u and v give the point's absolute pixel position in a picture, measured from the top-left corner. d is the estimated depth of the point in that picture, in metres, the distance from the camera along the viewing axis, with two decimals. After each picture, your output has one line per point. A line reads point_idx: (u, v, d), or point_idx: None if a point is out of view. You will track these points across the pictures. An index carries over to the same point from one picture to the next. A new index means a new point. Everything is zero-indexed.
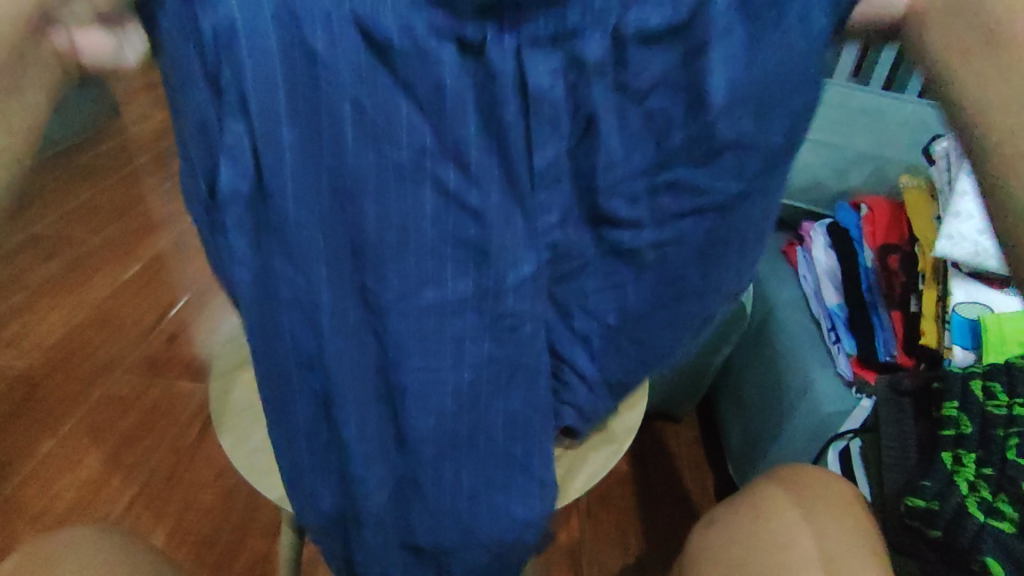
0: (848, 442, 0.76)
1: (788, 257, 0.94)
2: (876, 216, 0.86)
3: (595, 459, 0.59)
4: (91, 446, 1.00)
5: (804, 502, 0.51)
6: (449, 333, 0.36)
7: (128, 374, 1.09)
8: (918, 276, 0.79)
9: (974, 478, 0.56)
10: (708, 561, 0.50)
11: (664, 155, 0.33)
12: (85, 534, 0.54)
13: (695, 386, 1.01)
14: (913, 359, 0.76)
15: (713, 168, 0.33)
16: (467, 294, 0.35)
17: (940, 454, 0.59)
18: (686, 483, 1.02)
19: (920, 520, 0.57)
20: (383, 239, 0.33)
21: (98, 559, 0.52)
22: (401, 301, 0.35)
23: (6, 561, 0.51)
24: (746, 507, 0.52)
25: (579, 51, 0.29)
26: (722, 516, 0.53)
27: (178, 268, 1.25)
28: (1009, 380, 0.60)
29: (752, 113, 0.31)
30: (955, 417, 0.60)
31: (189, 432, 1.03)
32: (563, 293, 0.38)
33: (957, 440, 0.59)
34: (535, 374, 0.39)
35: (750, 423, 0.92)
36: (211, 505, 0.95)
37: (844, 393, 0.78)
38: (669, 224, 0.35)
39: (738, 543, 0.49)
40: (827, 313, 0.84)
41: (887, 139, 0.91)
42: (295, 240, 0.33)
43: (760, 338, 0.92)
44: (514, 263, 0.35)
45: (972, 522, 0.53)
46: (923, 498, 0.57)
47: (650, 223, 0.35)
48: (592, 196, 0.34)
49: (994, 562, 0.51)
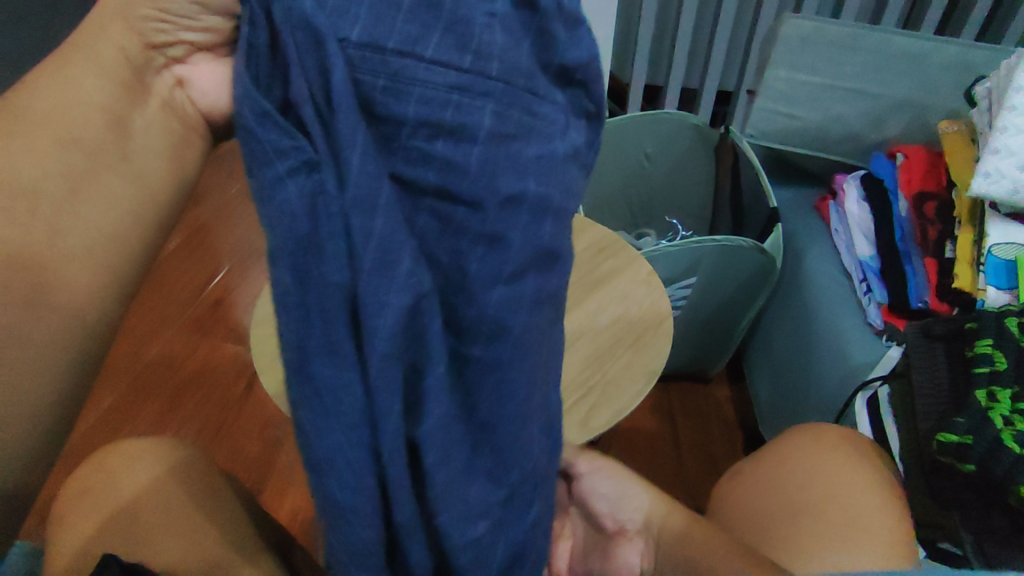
0: (876, 389, 0.71)
1: (820, 211, 0.95)
2: (912, 163, 0.84)
3: (619, 398, 0.64)
4: (145, 401, 1.08)
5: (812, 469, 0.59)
6: (330, 448, 0.30)
7: (177, 335, 1.16)
8: (955, 222, 0.76)
9: (1011, 413, 0.52)
10: (753, 484, 0.61)
11: (496, 341, 0.33)
12: (153, 483, 0.61)
13: (723, 345, 1.02)
14: (947, 303, 0.73)
15: (543, 261, 0.34)
16: (338, 427, 0.30)
17: (973, 393, 0.55)
18: (713, 440, 1.04)
19: (952, 456, 0.54)
20: (337, 408, 0.30)
21: (177, 505, 0.59)
22: (322, 413, 0.31)
23: (92, 521, 0.58)
24: (768, 461, 0.62)
25: (511, 235, 0.33)
26: (749, 473, 0.62)
27: (223, 237, 1.31)
28: None
29: (551, 308, 0.36)
30: (989, 355, 0.55)
31: (235, 389, 1.09)
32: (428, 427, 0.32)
33: (991, 378, 0.54)
34: (385, 476, 0.31)
35: (778, 374, 0.91)
36: (256, 456, 1.01)
37: (873, 341, 0.76)
38: (524, 258, 0.33)
39: (784, 487, 0.58)
40: (859, 264, 0.82)
41: (931, 86, 0.90)
42: (320, 449, 0.31)
43: (790, 294, 0.92)
44: (343, 407, 0.30)
45: (1008, 454, 0.50)
46: (956, 431, 0.53)
47: (529, 242, 0.33)
48: (465, 303, 0.33)
49: None
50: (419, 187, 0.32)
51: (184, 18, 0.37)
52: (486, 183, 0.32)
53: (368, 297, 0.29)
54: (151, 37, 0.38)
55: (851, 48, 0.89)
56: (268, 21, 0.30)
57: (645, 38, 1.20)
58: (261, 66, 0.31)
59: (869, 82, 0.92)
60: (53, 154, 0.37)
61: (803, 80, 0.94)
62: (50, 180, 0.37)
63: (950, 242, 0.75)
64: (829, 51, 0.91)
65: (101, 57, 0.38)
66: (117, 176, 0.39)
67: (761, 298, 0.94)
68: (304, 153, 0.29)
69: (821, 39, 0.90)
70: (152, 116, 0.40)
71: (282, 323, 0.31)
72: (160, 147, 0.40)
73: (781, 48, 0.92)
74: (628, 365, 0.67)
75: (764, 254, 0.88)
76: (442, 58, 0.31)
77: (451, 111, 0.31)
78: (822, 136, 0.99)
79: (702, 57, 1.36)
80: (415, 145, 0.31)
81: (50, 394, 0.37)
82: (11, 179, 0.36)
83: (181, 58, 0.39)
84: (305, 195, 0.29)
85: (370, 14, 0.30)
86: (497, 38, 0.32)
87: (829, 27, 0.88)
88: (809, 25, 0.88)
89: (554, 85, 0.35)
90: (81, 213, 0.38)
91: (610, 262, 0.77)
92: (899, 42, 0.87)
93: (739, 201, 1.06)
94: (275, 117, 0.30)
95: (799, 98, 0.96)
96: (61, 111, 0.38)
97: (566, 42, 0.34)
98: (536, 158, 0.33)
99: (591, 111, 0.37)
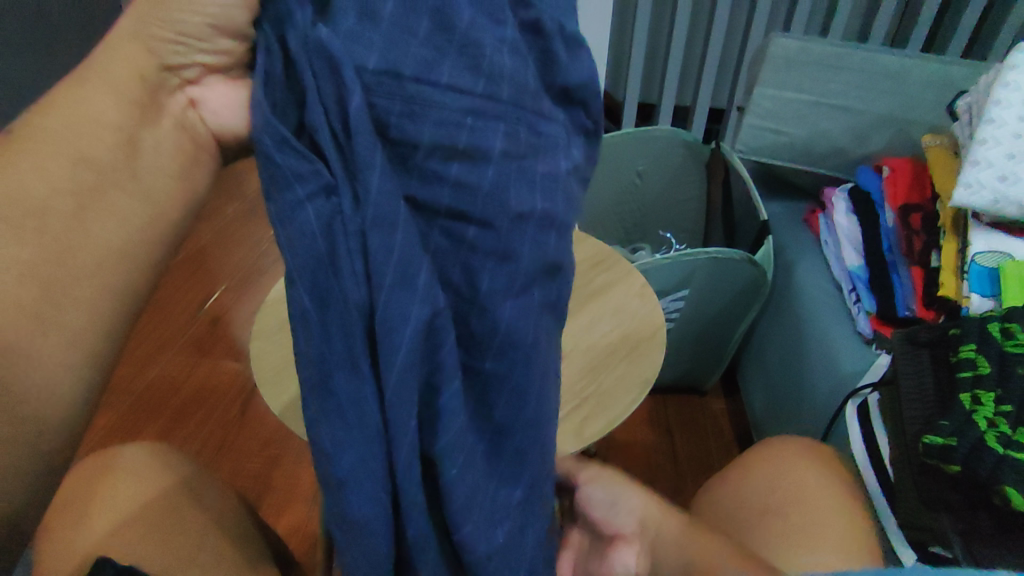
0: (866, 396, 0.72)
1: (809, 224, 0.97)
2: (898, 177, 0.86)
3: (612, 408, 0.65)
4: (145, 421, 1.07)
5: (788, 471, 0.60)
6: (348, 459, 0.32)
7: (177, 354, 1.16)
8: (939, 232, 0.78)
9: (994, 414, 0.53)
10: (735, 489, 0.62)
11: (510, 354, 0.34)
12: (149, 509, 0.60)
13: (718, 357, 1.03)
14: (934, 311, 0.74)
15: (551, 282, 0.36)
16: (356, 440, 0.32)
17: (959, 396, 0.56)
18: (710, 453, 1.04)
19: (938, 457, 0.54)
20: (357, 420, 0.32)
21: (176, 529, 0.59)
22: (340, 429, 0.32)
23: (84, 548, 0.57)
24: (744, 466, 0.63)
25: (517, 255, 0.34)
26: (729, 479, 0.63)
27: (221, 257, 1.33)
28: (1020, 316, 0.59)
29: (556, 322, 0.38)
30: (973, 359, 0.57)
31: (235, 406, 1.09)
32: (449, 431, 0.34)
33: (975, 381, 0.56)
34: (404, 487, 0.33)
35: (772, 384, 0.92)
36: (256, 472, 1.01)
37: (863, 350, 0.77)
38: (529, 283, 0.35)
39: (764, 490, 0.60)
40: (848, 275, 0.84)
41: (911, 101, 0.92)
42: (337, 461, 0.32)
43: (781, 306, 0.93)
44: (360, 420, 0.32)
45: (991, 454, 0.51)
46: (942, 435, 0.54)
47: (536, 265, 0.35)
48: (474, 321, 0.34)
49: (1015, 492, 0.49)
50: (433, 208, 0.33)
51: (199, 40, 0.38)
52: (497, 203, 0.33)
53: (391, 313, 0.31)
54: (166, 59, 0.39)
55: (836, 65, 0.93)
56: (282, 50, 0.32)
57: (638, 58, 1.23)
58: (277, 93, 0.32)
59: (855, 98, 0.94)
60: (65, 172, 0.38)
61: (789, 97, 0.97)
62: (58, 198, 0.38)
63: (936, 252, 0.77)
64: (814, 70, 0.94)
65: (113, 76, 0.39)
66: (126, 194, 0.40)
67: (754, 311, 0.96)
68: (322, 178, 0.31)
69: (808, 56, 0.93)
70: (164, 135, 0.41)
71: (300, 338, 0.33)
72: (174, 166, 0.42)
73: (769, 67, 0.95)
74: (624, 376, 0.68)
75: (755, 266, 0.90)
76: (455, 84, 0.32)
77: (465, 133, 0.32)
78: (808, 151, 1.01)
79: (694, 74, 1.38)
80: (429, 167, 0.32)
81: (57, 411, 0.38)
82: (23, 196, 0.38)
83: (194, 80, 0.40)
84: (323, 218, 0.31)
85: (384, 41, 0.31)
86: (506, 61, 0.33)
87: (814, 46, 0.92)
88: (793, 44, 0.92)
89: (556, 105, 0.36)
90: (91, 230, 0.39)
91: (608, 280, 0.78)
92: (882, 60, 0.91)
93: (730, 215, 1.08)
94: (293, 143, 0.31)
95: (787, 115, 0.98)
96: (71, 129, 0.38)
97: (567, 62, 0.35)
98: (543, 174, 0.34)
99: (589, 128, 0.39)
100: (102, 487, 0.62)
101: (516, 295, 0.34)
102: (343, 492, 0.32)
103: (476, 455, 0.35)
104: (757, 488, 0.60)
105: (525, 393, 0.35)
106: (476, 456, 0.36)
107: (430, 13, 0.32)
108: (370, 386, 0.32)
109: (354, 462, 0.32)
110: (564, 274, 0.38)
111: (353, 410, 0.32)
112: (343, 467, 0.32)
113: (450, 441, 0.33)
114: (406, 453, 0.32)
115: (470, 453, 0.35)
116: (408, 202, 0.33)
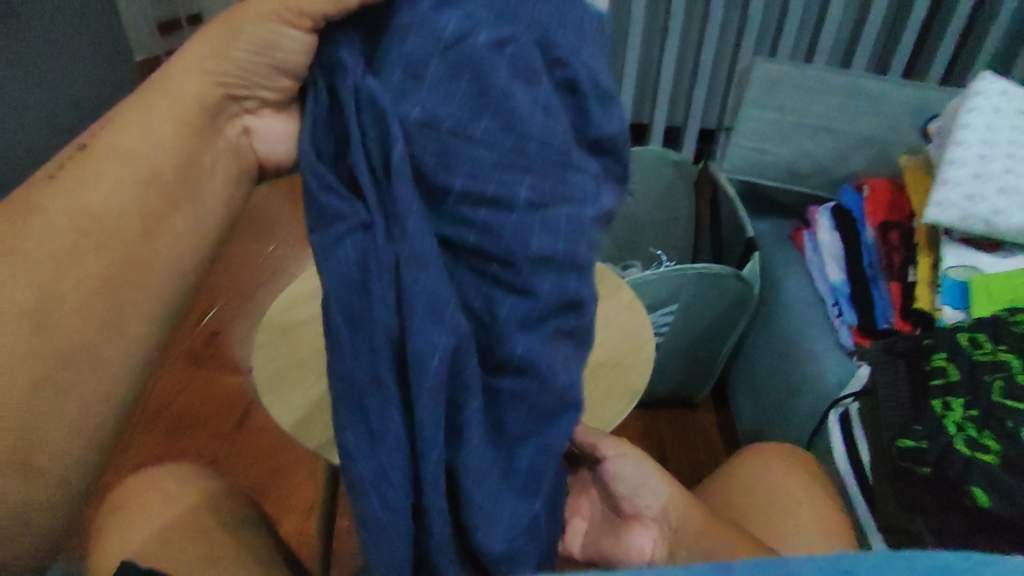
0: (847, 406, 0.75)
1: (795, 241, 1.00)
2: (877, 196, 0.89)
3: (605, 416, 0.68)
4: (143, 432, 1.08)
5: (771, 463, 0.65)
6: (372, 470, 0.35)
7: (174, 366, 1.17)
8: (916, 249, 0.81)
9: (962, 419, 0.57)
10: (729, 480, 0.66)
11: (521, 365, 0.38)
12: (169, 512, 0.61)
13: (707, 371, 1.05)
14: (910, 324, 0.77)
15: (569, 316, 0.39)
16: (385, 450, 0.35)
17: (930, 402, 0.60)
18: (701, 465, 1.06)
19: (910, 459, 0.59)
20: (382, 434, 0.35)
21: (190, 528, 0.60)
22: (368, 444, 0.35)
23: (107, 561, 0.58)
24: (734, 462, 0.67)
25: (535, 292, 0.37)
26: (728, 470, 0.67)
27: (215, 273, 1.34)
28: (994, 332, 0.62)
29: (572, 343, 0.40)
30: (943, 367, 0.61)
31: (231, 418, 1.10)
32: (467, 448, 0.36)
33: (946, 388, 0.60)
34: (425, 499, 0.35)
35: (759, 398, 0.95)
36: (251, 483, 1.02)
37: (844, 361, 0.80)
38: (539, 322, 0.38)
39: (749, 483, 0.64)
40: (832, 290, 0.87)
41: (893, 123, 0.97)
42: (363, 470, 0.35)
43: (767, 320, 0.95)
44: (388, 437, 0.35)
45: (958, 457, 0.56)
46: (913, 438, 0.59)
47: (553, 300, 0.37)
48: (492, 338, 0.38)
49: (979, 490, 0.54)
50: (460, 245, 0.37)
51: (262, 78, 0.42)
52: (521, 244, 0.36)
53: (418, 342, 0.34)
54: (230, 89, 0.43)
55: (817, 87, 0.96)
56: (330, 96, 0.37)
57: (631, 81, 1.27)
58: (324, 140, 0.37)
59: (837, 119, 0.99)
60: (132, 190, 0.43)
61: (770, 118, 1.01)
62: (128, 215, 0.43)
63: (913, 268, 0.81)
64: (797, 92, 0.98)
65: (178, 102, 0.42)
66: (184, 215, 0.45)
67: (742, 324, 0.98)
68: (360, 217, 0.35)
69: (791, 78, 0.96)
70: (217, 155, 0.45)
71: (331, 358, 0.36)
72: (223, 185, 0.46)
73: (752, 89, 0.99)
74: (612, 385, 0.70)
75: (744, 282, 0.93)
76: (489, 139, 0.35)
77: (494, 185, 0.35)
78: (794, 170, 1.05)
79: (684, 96, 1.43)
80: (458, 212, 0.36)
81: (116, 396, 0.43)
82: (99, 212, 0.42)
83: (252, 109, 0.45)
84: (360, 250, 0.35)
85: (427, 96, 0.35)
86: (539, 120, 0.36)
87: (798, 69, 0.95)
88: (775, 67, 0.96)
89: (588, 154, 0.40)
90: (157, 246, 0.44)
91: (615, 291, 0.80)
92: (863, 83, 0.95)
93: (719, 232, 1.11)
94: (337, 188, 0.36)
95: (770, 135, 1.02)
96: (138, 150, 0.43)
97: (601, 118, 0.39)
98: (577, 221, 0.37)
99: (616, 173, 0.42)
100: (129, 496, 0.64)
101: (536, 320, 0.38)
102: (368, 500, 0.35)
103: (494, 466, 0.38)
104: (745, 478, 0.65)
105: (536, 407, 0.39)
106: (494, 467, 0.38)
107: (467, 72, 0.35)
108: (396, 404, 0.35)
109: (380, 471, 0.35)
110: (586, 308, 0.40)
111: (378, 427, 0.35)
112: (367, 477, 0.35)
113: (467, 456, 0.36)
114: (429, 466, 0.34)
115: (490, 471, 0.37)
116: (442, 241, 0.37)
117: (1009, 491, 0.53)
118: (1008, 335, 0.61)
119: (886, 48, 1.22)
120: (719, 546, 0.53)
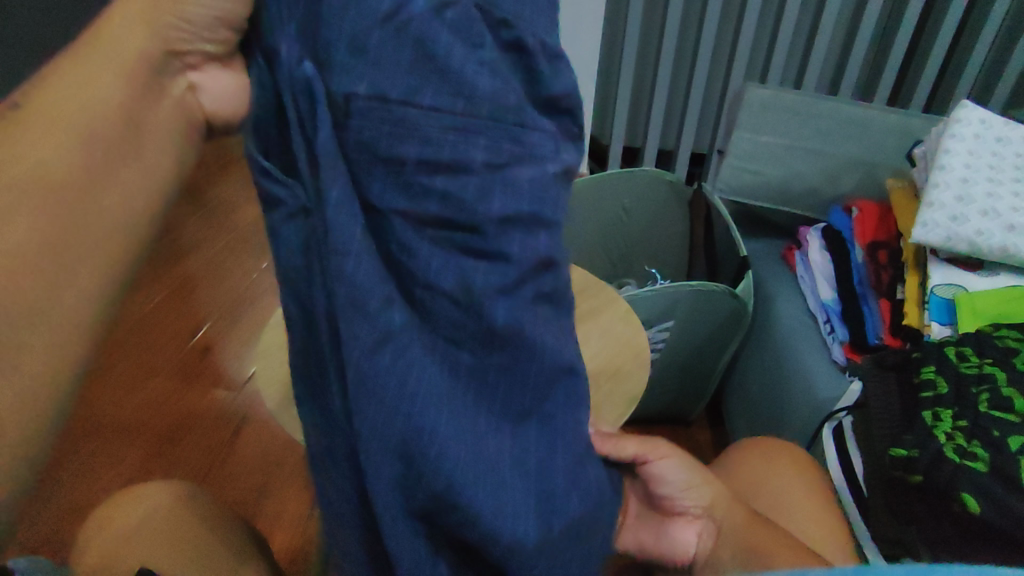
0: (840, 419, 0.78)
1: (787, 259, 1.02)
2: (866, 216, 0.93)
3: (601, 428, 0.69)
4: (131, 444, 1.08)
5: (773, 458, 0.69)
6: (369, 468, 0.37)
7: (164, 380, 1.17)
8: (904, 267, 0.84)
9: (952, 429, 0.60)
10: (731, 471, 0.70)
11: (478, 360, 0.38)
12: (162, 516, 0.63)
13: (701, 387, 1.07)
14: (900, 339, 0.80)
15: (545, 310, 0.39)
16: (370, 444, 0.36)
17: (920, 414, 0.62)
18: None
19: (902, 468, 0.61)
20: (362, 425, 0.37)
21: (185, 536, 0.61)
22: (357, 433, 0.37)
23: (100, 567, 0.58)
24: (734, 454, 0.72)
25: (505, 254, 0.37)
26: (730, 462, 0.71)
27: (208, 288, 1.35)
28: (976, 343, 0.65)
29: (550, 317, 0.40)
30: (932, 379, 0.64)
31: (222, 432, 1.10)
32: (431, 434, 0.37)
33: (935, 400, 0.62)
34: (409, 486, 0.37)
35: (754, 416, 0.96)
36: (240, 496, 1.02)
37: (837, 376, 0.82)
38: (512, 288, 0.37)
39: (753, 475, 0.68)
40: (822, 306, 0.89)
41: (879, 145, 1.00)
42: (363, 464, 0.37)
43: (760, 338, 0.97)
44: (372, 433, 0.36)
45: (948, 464, 0.58)
46: (904, 448, 0.61)
47: (517, 254, 0.37)
48: (475, 330, 0.38)
49: (971, 499, 0.56)
50: (422, 218, 0.37)
51: (200, 28, 0.37)
52: (481, 210, 0.36)
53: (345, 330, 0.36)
54: (173, 43, 0.38)
55: (807, 111, 1.00)
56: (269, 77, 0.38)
57: (621, 103, 1.30)
58: (269, 134, 0.38)
59: (824, 142, 1.02)
60: (72, 145, 0.36)
61: (766, 140, 1.04)
62: (74, 173, 0.36)
63: (901, 285, 0.84)
64: (788, 117, 1.01)
65: (123, 48, 0.37)
66: (132, 171, 0.38)
67: (734, 342, 1.01)
68: (297, 200, 0.38)
69: (779, 102, 1.01)
70: (166, 112, 0.39)
71: (330, 354, 0.38)
72: (179, 153, 0.40)
73: (745, 111, 1.02)
74: (608, 398, 0.71)
75: (736, 300, 0.95)
76: (438, 105, 0.35)
77: (448, 150, 0.35)
78: (784, 191, 1.08)
79: (677, 113, 1.46)
80: (419, 180, 0.36)
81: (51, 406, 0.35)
82: (38, 168, 0.35)
83: (196, 64, 0.39)
84: (302, 236, 0.39)
85: (372, 71, 0.35)
86: (485, 83, 0.35)
87: (784, 94, 1.00)
88: (766, 91, 1.00)
89: (542, 114, 0.38)
90: (102, 209, 0.37)
91: (599, 300, 0.82)
92: (845, 106, 0.99)
93: (713, 249, 1.13)
94: (272, 171, 0.38)
95: (763, 157, 1.05)
96: (80, 101, 0.36)
97: (549, 75, 0.37)
98: (531, 183, 0.37)
99: (573, 131, 0.40)
100: (121, 508, 0.64)
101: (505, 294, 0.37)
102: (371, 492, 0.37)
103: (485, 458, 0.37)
104: (748, 470, 0.68)
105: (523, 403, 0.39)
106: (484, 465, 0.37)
107: (411, 39, 0.35)
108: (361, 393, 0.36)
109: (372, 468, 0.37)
110: (560, 268, 0.41)
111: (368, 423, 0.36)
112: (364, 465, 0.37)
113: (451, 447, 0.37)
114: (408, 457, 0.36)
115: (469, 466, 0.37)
116: (402, 214, 0.37)
117: (998, 500, 0.55)
118: (989, 345, 0.64)
119: (872, 72, 1.26)
120: (755, 539, 0.58)
